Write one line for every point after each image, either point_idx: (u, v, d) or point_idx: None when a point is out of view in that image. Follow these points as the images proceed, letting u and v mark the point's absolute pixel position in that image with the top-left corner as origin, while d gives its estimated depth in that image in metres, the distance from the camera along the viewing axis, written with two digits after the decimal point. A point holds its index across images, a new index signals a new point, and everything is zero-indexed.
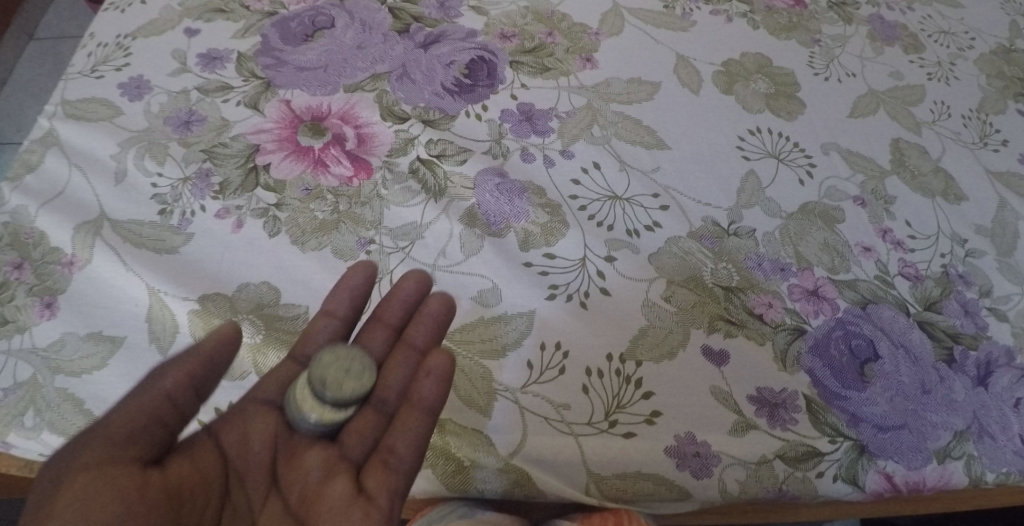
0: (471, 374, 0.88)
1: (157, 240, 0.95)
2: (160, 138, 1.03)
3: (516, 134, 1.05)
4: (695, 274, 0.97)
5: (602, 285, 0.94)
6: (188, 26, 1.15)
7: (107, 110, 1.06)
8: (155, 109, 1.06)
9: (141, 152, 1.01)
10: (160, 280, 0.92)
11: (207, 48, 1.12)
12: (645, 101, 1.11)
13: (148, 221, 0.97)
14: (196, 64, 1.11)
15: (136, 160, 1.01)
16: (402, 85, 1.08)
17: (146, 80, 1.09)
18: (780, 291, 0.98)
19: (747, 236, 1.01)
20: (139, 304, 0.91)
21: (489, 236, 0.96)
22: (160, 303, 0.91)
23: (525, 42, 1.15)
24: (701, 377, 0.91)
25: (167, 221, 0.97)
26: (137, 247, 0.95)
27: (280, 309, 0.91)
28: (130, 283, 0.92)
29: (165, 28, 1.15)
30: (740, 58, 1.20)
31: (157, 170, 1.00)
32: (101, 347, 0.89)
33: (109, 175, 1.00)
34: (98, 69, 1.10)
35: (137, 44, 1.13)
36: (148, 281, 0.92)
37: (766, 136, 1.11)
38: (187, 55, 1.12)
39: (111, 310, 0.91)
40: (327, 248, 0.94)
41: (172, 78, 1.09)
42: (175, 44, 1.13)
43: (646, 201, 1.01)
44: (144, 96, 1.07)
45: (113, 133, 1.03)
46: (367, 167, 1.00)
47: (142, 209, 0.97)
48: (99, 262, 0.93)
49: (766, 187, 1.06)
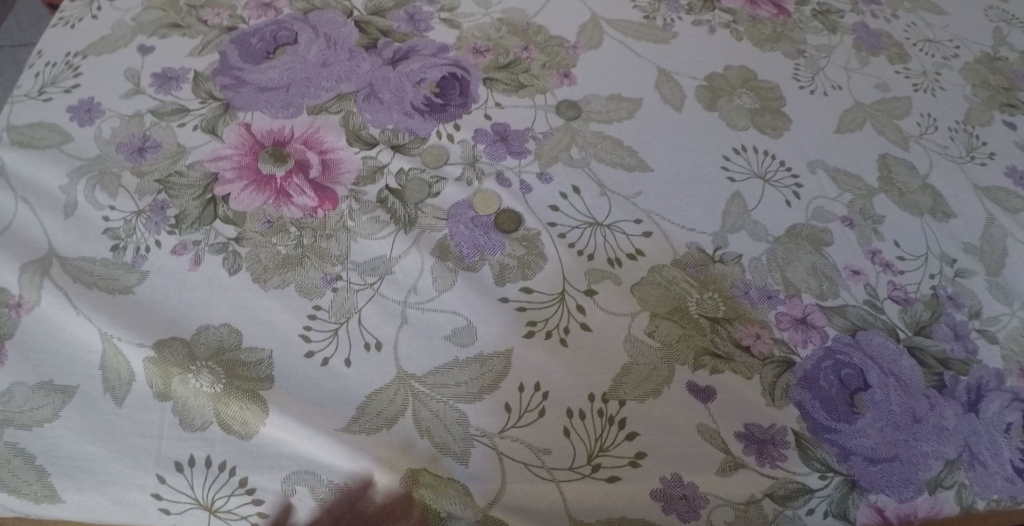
0: (446, 420, 0.83)
1: (109, 279, 0.89)
2: (112, 167, 0.96)
3: (491, 157, 1.00)
4: (680, 304, 0.92)
5: (583, 320, 0.89)
6: (142, 43, 1.08)
7: (55, 136, 0.99)
8: (107, 135, 0.99)
9: (91, 183, 0.95)
10: (114, 324, 0.87)
11: (162, 67, 1.06)
12: (626, 120, 1.07)
13: (100, 258, 0.90)
14: (151, 84, 1.04)
15: (86, 192, 0.94)
16: (369, 105, 1.02)
17: (97, 103, 1.02)
18: (768, 320, 0.95)
19: (733, 263, 0.97)
20: (92, 350, 0.86)
21: (463, 269, 0.91)
22: (114, 349, 0.86)
23: (499, 57, 1.10)
24: (687, 415, 0.87)
25: (120, 259, 0.90)
26: (88, 287, 0.89)
27: (242, 354, 0.86)
28: (82, 327, 0.87)
29: (118, 45, 1.08)
30: (723, 71, 1.16)
31: (109, 202, 0.94)
32: (53, 396, 0.84)
33: (58, 209, 0.93)
34: (46, 91, 1.03)
35: (88, 63, 1.06)
36: (101, 326, 0.86)
37: (751, 154, 1.07)
38: (141, 75, 1.05)
39: (62, 356, 0.86)
40: (291, 286, 0.89)
41: (125, 101, 1.02)
42: (128, 63, 1.06)
43: (627, 227, 0.96)
44: (95, 121, 1.00)
45: (61, 161, 0.96)
46: (333, 196, 0.94)
47: (93, 245, 0.91)
48: (48, 305, 0.87)
49: (752, 209, 1.02)
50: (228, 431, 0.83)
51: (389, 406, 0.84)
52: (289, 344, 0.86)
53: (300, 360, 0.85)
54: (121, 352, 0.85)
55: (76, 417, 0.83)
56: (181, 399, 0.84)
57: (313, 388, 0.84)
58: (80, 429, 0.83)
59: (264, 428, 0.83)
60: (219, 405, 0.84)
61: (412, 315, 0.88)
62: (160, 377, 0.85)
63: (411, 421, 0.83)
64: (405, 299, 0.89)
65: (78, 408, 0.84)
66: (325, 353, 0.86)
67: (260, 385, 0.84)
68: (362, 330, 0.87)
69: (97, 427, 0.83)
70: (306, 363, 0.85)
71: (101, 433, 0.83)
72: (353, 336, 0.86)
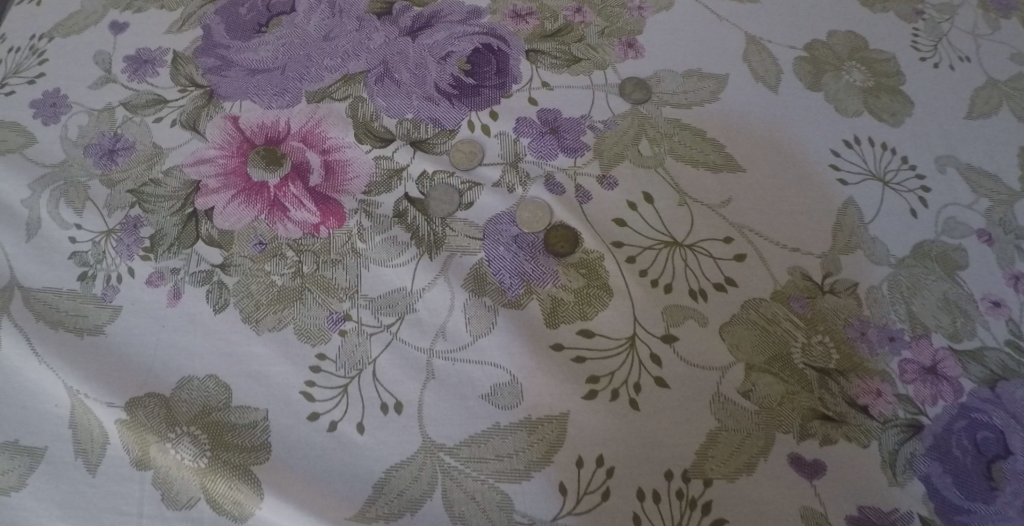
0: (484, 503, 0.66)
1: (78, 317, 0.73)
2: (78, 174, 0.79)
3: (537, 154, 0.78)
4: (782, 352, 0.72)
5: (658, 374, 0.70)
6: (114, 20, 0.88)
7: (16, 137, 0.81)
8: (74, 135, 0.81)
9: (55, 195, 0.77)
10: (81, 377, 0.71)
11: (137, 49, 0.86)
12: (708, 102, 0.84)
13: (67, 290, 0.74)
14: (123, 71, 0.84)
15: (50, 206, 0.77)
16: (384, 89, 0.81)
17: (63, 96, 0.83)
18: (889, 371, 0.74)
19: (847, 295, 0.76)
20: (59, 405, 0.71)
21: (505, 306, 0.71)
22: (82, 407, 0.70)
23: (546, 23, 0.87)
24: (789, 496, 0.68)
25: (89, 291, 0.74)
26: (53, 327, 0.73)
27: (231, 416, 0.69)
28: (47, 378, 0.71)
29: (88, 22, 0.88)
30: (827, 39, 0.92)
31: (75, 220, 0.76)
32: (17, 462, 0.69)
33: (18, 227, 0.76)
34: (6, 82, 0.84)
35: (55, 45, 0.87)
36: (65, 378, 0.71)
37: (866, 147, 0.84)
38: (112, 58, 0.85)
39: (28, 410, 0.71)
40: (288, 328, 0.71)
41: (95, 92, 0.83)
42: (99, 45, 0.86)
43: (715, 248, 0.75)
44: (61, 117, 0.82)
45: (21, 169, 0.79)
46: (338, 210, 0.74)
47: (59, 273, 0.75)
48: (8, 350, 0.72)
49: (869, 222, 0.80)
50: (218, 511, 0.67)
51: (413, 485, 0.66)
52: (288, 405, 0.69)
53: (302, 426, 0.68)
54: (91, 411, 0.70)
55: (45, 488, 0.68)
56: (163, 469, 0.68)
57: (319, 461, 0.67)
58: (49, 503, 0.67)
59: (260, 511, 0.66)
60: (207, 481, 0.67)
61: (439, 368, 0.69)
62: (137, 442, 0.69)
63: (440, 504, 0.66)
64: (431, 347, 0.70)
65: (46, 476, 0.68)
66: (333, 416, 0.68)
67: (255, 456, 0.68)
68: (377, 388, 0.69)
69: (68, 501, 0.67)
70: (309, 429, 0.68)
71: (72, 510, 0.67)
72: (366, 395, 0.68)
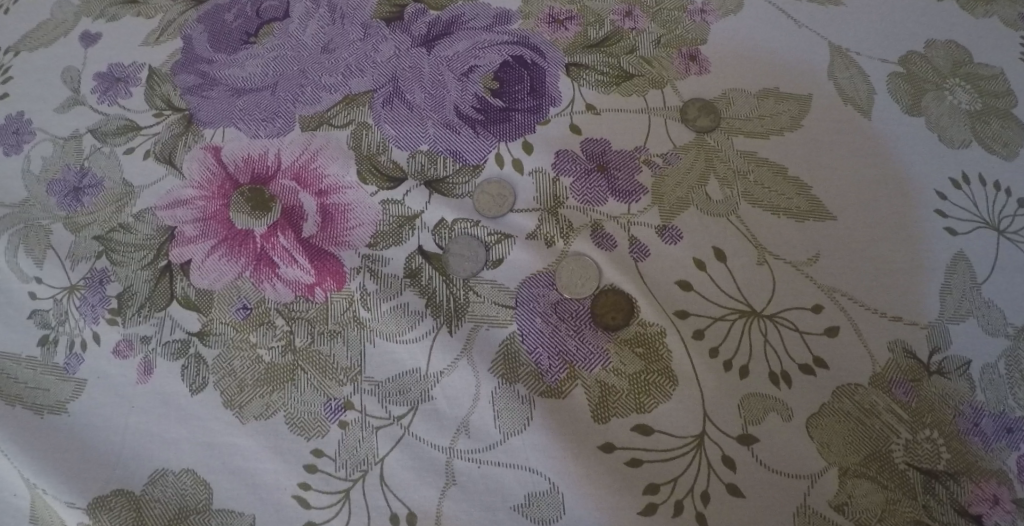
0: None
1: (39, 391, 0.62)
2: (42, 216, 0.67)
3: (581, 197, 0.64)
4: (881, 451, 0.58)
5: (731, 481, 0.57)
6: (86, 30, 0.75)
7: None
8: (37, 169, 0.69)
9: (14, 242, 0.66)
10: (39, 468, 0.60)
11: (109, 64, 0.73)
12: (789, 130, 0.67)
13: (26, 357, 0.63)
14: (93, 91, 0.72)
15: (7, 255, 0.66)
16: (393, 113, 0.68)
17: (26, 120, 0.71)
18: (1007, 471, 0.58)
19: (959, 376, 0.60)
20: (18, 495, 0.60)
21: (541, 394, 0.59)
22: (41, 503, 0.60)
23: (589, 29, 0.71)
24: None
25: (50, 359, 0.62)
26: (9, 403, 0.62)
27: (212, 521, 0.58)
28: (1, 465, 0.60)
29: (56, 33, 0.75)
30: (925, 51, 0.71)
31: (34, 272, 0.65)
32: None
33: None
34: None
35: (19, 60, 0.74)
36: (20, 468, 0.60)
37: (976, 187, 0.65)
38: (81, 76, 0.72)
39: None
40: (278, 417, 0.59)
41: (61, 117, 0.71)
42: (67, 60, 0.73)
43: (801, 318, 0.61)
44: (24, 147, 0.70)
45: None
46: (337, 269, 0.63)
47: (17, 336, 0.63)
48: None
49: (982, 282, 0.62)
50: None
51: None
52: (279, 509, 0.58)
53: None
54: (52, 507, 0.59)
55: None
56: None
57: None
58: None
59: None
60: None
61: (460, 470, 0.57)
62: None
63: None
64: (451, 444, 0.58)
65: None
66: None
67: None
68: (385, 493, 0.57)
69: None
70: None
71: None
72: (373, 502, 0.57)
